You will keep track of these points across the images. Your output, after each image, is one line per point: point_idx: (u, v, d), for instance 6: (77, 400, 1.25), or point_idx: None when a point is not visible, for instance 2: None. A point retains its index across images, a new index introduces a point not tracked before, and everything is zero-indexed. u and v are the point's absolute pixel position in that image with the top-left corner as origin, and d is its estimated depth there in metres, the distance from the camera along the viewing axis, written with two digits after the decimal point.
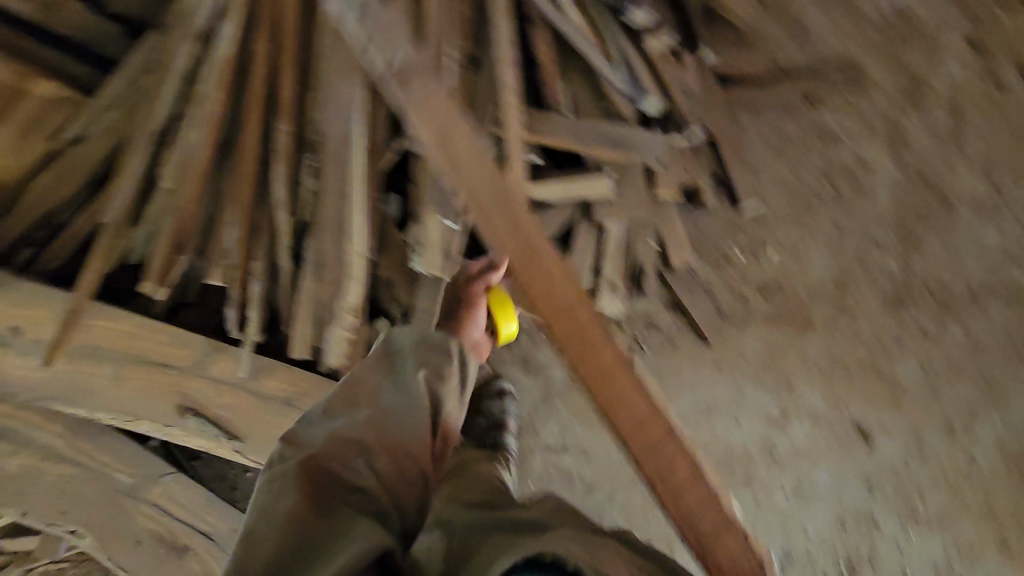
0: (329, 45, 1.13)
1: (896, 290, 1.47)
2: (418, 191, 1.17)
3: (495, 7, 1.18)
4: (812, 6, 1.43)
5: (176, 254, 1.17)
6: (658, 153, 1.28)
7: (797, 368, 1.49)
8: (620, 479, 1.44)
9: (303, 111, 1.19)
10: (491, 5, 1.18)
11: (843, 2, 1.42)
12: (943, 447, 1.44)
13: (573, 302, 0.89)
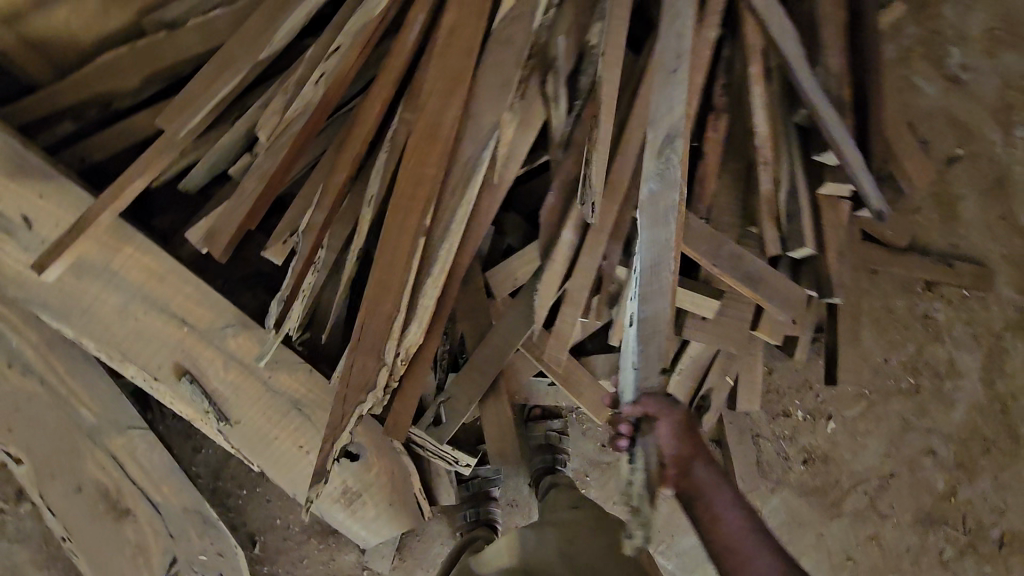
0: (499, 54, 0.96)
1: (931, 510, 1.42)
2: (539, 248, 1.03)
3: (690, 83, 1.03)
4: (968, 200, 1.47)
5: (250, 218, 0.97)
6: (792, 307, 1.12)
7: (812, 547, 1.38)
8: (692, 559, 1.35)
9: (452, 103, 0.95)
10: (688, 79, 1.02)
11: (1002, 211, 1.47)
12: None
13: (381, 288, 0.92)
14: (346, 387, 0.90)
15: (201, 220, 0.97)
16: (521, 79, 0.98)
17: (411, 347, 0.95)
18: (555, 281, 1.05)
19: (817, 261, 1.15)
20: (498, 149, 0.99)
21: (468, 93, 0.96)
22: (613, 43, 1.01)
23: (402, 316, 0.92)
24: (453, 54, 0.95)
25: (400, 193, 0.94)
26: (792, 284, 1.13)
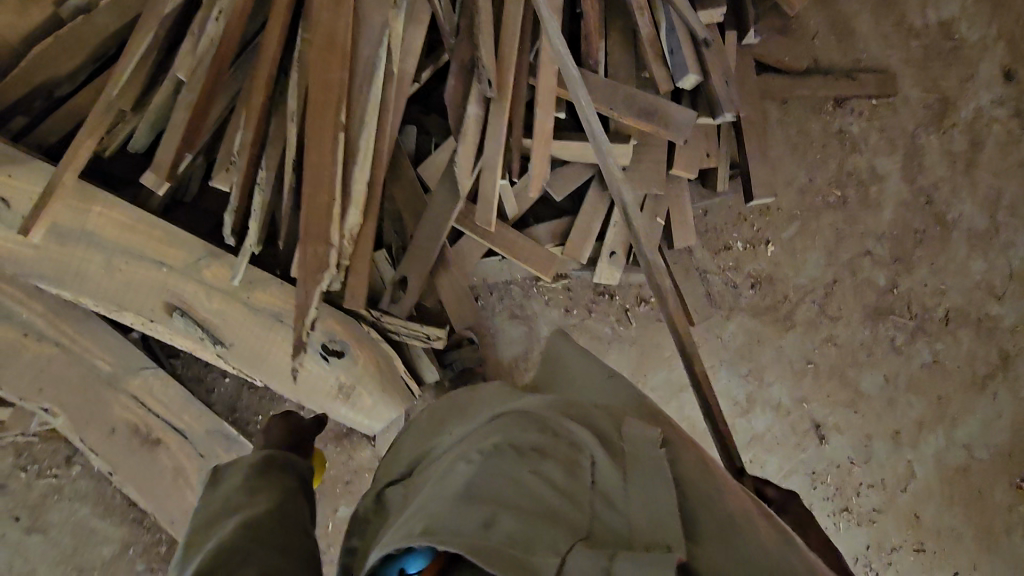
0: None
1: (877, 304, 1.55)
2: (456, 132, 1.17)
3: None
4: (861, 15, 1.55)
5: (186, 151, 1.09)
6: (686, 135, 1.24)
7: (772, 361, 1.52)
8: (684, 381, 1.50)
9: (343, 10, 1.05)
10: None
11: (895, 18, 1.56)
12: (888, 452, 1.54)
13: (315, 181, 1.05)
14: (311, 268, 1.05)
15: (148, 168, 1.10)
16: None
17: (353, 230, 1.10)
18: (473, 153, 1.16)
19: (706, 90, 1.27)
20: (393, 46, 1.10)
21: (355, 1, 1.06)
22: None
23: (339, 203, 1.06)
24: None
25: (314, 96, 1.06)
26: (682, 109, 1.25)
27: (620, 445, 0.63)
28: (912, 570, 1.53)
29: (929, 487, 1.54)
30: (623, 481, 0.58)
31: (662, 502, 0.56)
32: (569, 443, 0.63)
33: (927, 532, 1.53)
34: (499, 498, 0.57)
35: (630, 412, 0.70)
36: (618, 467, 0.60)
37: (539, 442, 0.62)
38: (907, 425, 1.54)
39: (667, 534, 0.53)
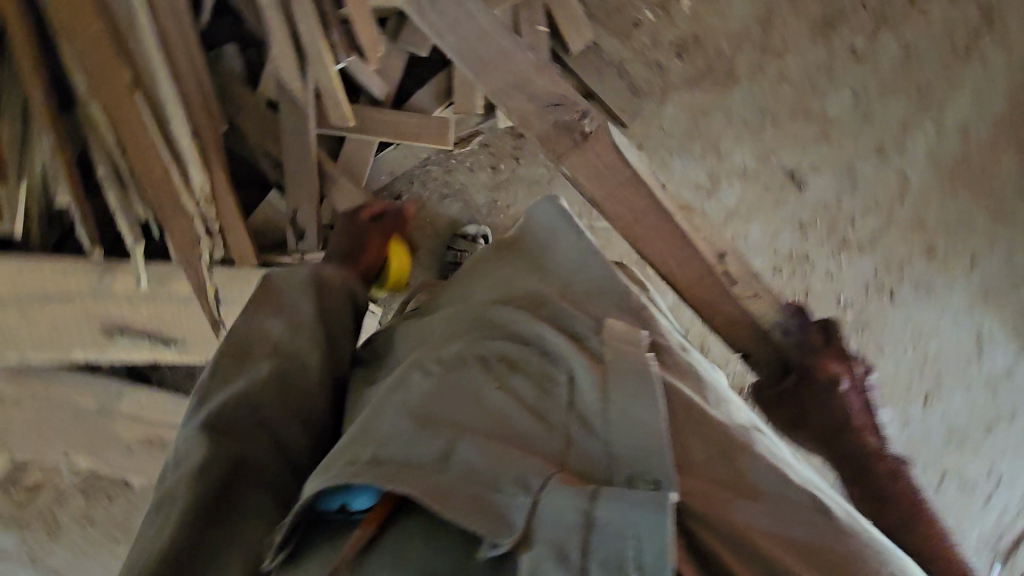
0: None
1: (826, 13, 1.32)
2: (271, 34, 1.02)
3: None
4: None
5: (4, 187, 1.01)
6: None
7: (724, 128, 1.38)
8: None
9: None
10: None
11: None
12: (874, 170, 1.42)
13: (142, 161, 0.97)
14: (186, 247, 1.03)
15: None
16: None
17: (203, 189, 1.05)
18: (291, 51, 1.02)
19: None
20: None
21: None
22: None
23: (176, 171, 1.00)
24: None
25: (86, 63, 0.90)
26: None
27: (600, 348, 0.56)
28: (928, 275, 1.48)
29: (929, 187, 1.43)
30: (601, 394, 0.51)
31: (645, 417, 0.49)
32: (544, 354, 0.57)
33: (936, 232, 1.45)
34: (458, 424, 0.50)
35: (603, 298, 0.64)
36: (597, 379, 0.52)
37: (507, 352, 0.57)
38: (890, 132, 1.40)
39: (645, 446, 0.47)
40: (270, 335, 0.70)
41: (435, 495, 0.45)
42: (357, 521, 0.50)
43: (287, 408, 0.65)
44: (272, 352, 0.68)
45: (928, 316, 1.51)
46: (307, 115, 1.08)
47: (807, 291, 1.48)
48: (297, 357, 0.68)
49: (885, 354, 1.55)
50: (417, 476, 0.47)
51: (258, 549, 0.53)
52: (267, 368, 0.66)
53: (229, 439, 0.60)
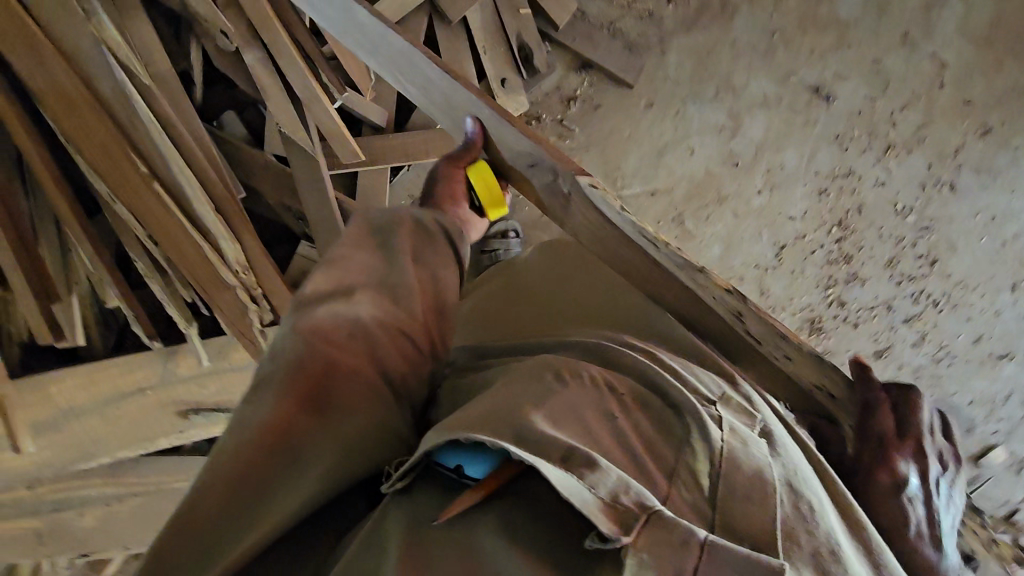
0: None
1: None
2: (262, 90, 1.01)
3: None
4: None
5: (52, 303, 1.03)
6: None
7: (733, 60, 1.31)
8: (659, 142, 1.33)
9: (51, 66, 0.90)
10: None
11: None
12: (903, 62, 1.32)
13: (173, 245, 1.00)
14: (234, 316, 1.04)
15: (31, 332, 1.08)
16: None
17: (237, 257, 1.03)
18: (286, 101, 1.02)
19: None
20: (122, 55, 0.93)
21: (57, 46, 0.90)
22: None
23: (207, 245, 1.01)
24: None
25: (103, 168, 0.95)
26: None
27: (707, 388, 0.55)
28: (987, 156, 1.38)
29: (966, 65, 1.33)
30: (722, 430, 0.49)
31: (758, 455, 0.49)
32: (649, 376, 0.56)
33: (985, 109, 1.35)
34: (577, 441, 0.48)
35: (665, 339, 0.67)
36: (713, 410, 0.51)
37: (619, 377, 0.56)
38: (911, 18, 1.30)
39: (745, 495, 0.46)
40: (385, 264, 0.61)
41: (595, 482, 0.42)
42: (468, 486, 0.48)
43: (403, 367, 0.56)
44: (387, 297, 0.58)
45: (999, 199, 1.40)
46: (319, 159, 1.06)
47: (859, 206, 1.39)
48: (412, 314, 0.59)
49: (960, 251, 1.42)
50: (576, 462, 0.44)
51: (330, 480, 0.49)
52: (383, 311, 0.57)
53: (327, 350, 0.52)
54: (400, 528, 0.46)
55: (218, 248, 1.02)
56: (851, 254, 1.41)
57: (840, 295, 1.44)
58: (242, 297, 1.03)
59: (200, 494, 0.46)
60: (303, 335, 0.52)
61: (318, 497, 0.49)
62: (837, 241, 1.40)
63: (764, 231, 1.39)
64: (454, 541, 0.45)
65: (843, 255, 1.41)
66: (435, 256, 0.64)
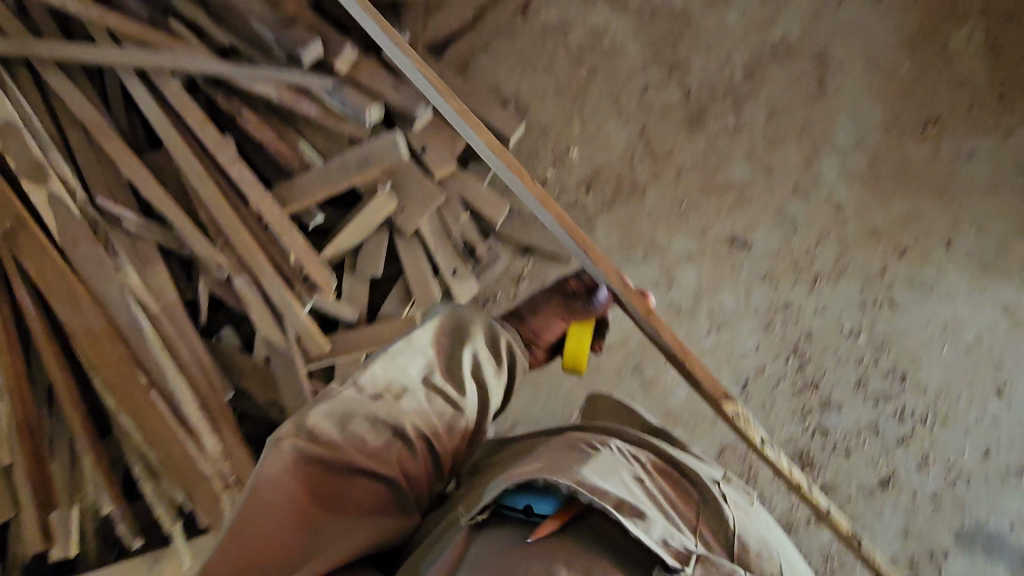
0: (77, 253, 1.16)
1: (687, 113, 1.57)
2: (249, 306, 1.23)
3: (198, 128, 1.23)
4: None
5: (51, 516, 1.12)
6: (409, 143, 1.35)
7: (653, 226, 1.53)
8: None
9: (83, 310, 1.13)
10: (193, 130, 1.22)
11: None
12: (804, 206, 1.52)
13: (164, 446, 1.13)
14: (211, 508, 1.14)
15: (28, 554, 1.15)
16: (108, 251, 1.17)
17: (217, 452, 1.17)
18: (266, 313, 1.23)
19: (392, 110, 1.31)
20: (139, 295, 1.17)
21: (90, 294, 1.15)
22: (134, 173, 1.21)
23: (191, 445, 1.14)
24: (47, 284, 1.13)
25: (111, 386, 1.13)
26: (383, 136, 1.28)
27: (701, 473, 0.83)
28: (913, 273, 1.48)
29: (860, 201, 1.52)
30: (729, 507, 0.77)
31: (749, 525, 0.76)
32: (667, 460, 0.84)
33: (893, 234, 1.50)
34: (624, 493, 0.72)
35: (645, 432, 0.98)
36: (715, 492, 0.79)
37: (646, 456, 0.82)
38: (798, 172, 1.53)
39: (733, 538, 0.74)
40: (430, 373, 0.80)
41: (646, 527, 0.67)
42: (537, 521, 0.69)
43: (433, 456, 0.76)
44: (443, 395, 0.79)
45: (941, 309, 1.46)
46: (295, 357, 1.24)
47: (807, 333, 1.46)
48: (450, 417, 0.78)
49: (926, 363, 1.44)
50: (626, 509, 0.68)
51: (346, 553, 0.66)
52: (421, 418, 0.75)
53: (363, 457, 0.70)
54: (491, 551, 0.67)
55: (199, 447, 1.15)
56: (816, 380, 1.45)
57: (818, 423, 1.43)
58: (218, 489, 1.14)
59: (241, 566, 0.62)
60: (307, 451, 0.67)
61: (345, 560, 0.66)
62: (797, 370, 1.45)
63: (722, 368, 1.46)
64: (543, 555, 0.65)
65: (808, 382, 1.44)
66: (489, 376, 0.85)
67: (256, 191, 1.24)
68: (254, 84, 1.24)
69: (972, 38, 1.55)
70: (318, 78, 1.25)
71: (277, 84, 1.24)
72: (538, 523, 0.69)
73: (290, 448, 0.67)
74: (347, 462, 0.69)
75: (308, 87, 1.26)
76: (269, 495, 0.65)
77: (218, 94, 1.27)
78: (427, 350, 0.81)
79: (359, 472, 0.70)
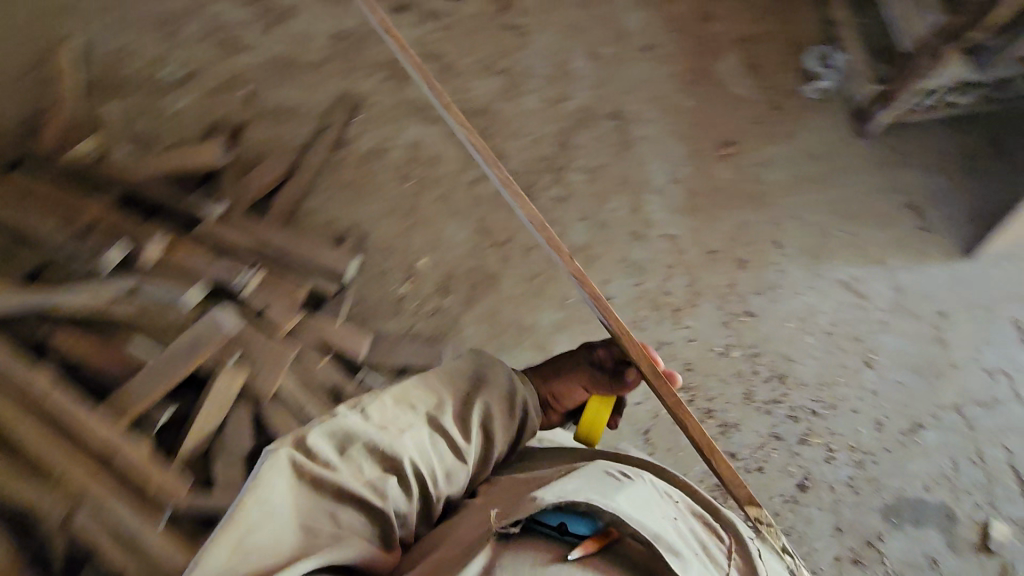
0: None
1: (517, 194, 1.65)
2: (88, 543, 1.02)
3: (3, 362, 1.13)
4: (285, 92, 1.71)
5: None
6: (244, 308, 1.32)
7: (518, 308, 1.56)
8: None
9: None
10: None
11: (304, 70, 1.74)
12: (647, 248, 1.61)
13: None
14: None
15: None
16: None
17: None
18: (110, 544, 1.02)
19: (214, 285, 1.31)
20: None
21: None
22: None
23: None
24: None
25: None
26: (208, 318, 1.26)
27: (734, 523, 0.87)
28: (758, 279, 1.59)
29: (691, 230, 1.63)
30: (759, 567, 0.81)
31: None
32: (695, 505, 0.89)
33: (729, 251, 1.62)
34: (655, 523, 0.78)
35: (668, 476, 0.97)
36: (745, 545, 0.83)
37: (673, 498, 0.87)
38: (629, 221, 1.64)
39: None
40: (433, 417, 0.90)
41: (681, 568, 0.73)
42: (569, 540, 0.77)
43: (421, 494, 0.85)
44: (449, 437, 0.89)
45: (792, 304, 1.57)
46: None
47: (687, 365, 1.51)
48: (450, 460, 0.88)
49: (798, 358, 1.53)
50: (665, 545, 0.75)
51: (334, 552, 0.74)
52: (419, 455, 0.85)
53: (387, 463, 0.82)
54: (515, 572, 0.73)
55: None
56: (710, 408, 1.48)
57: (726, 449, 1.45)
58: None
59: (224, 549, 0.68)
60: (301, 464, 0.76)
61: (328, 560, 0.74)
62: (689, 404, 1.48)
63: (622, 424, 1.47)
64: (581, 571, 0.74)
65: (703, 413, 1.48)
66: (496, 426, 0.95)
67: (81, 408, 1.13)
68: (57, 305, 1.20)
69: (734, 66, 1.80)
70: (127, 280, 1.26)
71: (83, 297, 1.21)
72: (576, 540, 0.77)
73: (288, 452, 0.75)
74: (337, 485, 0.77)
75: (119, 290, 1.24)
76: (264, 492, 0.72)
77: (21, 326, 1.21)
78: (442, 395, 0.93)
79: (348, 497, 0.78)
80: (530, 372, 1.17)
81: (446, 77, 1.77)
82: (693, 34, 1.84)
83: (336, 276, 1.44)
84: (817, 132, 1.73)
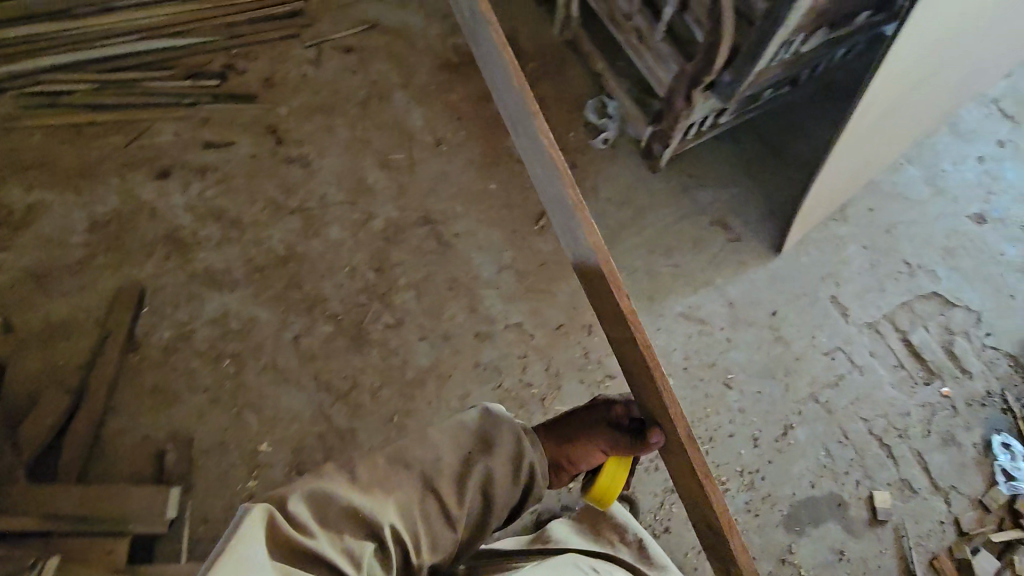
0: None
1: (347, 336, 1.55)
2: None
3: None
4: (51, 309, 1.50)
5: None
6: None
7: None
8: None
9: None
10: None
11: (70, 277, 1.54)
12: (494, 347, 1.58)
13: None
14: None
15: None
16: None
17: None
18: None
19: None
20: None
21: None
22: None
23: None
24: None
25: None
26: None
27: None
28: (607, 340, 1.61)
29: (531, 313, 1.62)
30: None
31: None
32: None
33: (573, 321, 1.62)
34: None
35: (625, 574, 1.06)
36: None
37: None
38: (469, 324, 1.60)
39: None
40: (427, 482, 0.79)
41: None
42: None
43: (401, 564, 0.75)
44: (438, 501, 0.79)
45: None
46: None
47: None
48: (434, 529, 0.78)
49: None
50: None
51: None
52: (403, 517, 0.76)
53: (357, 523, 0.71)
54: None
55: None
56: None
57: None
58: None
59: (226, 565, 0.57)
60: (279, 526, 0.65)
61: None
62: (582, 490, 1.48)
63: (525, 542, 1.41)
64: None
65: None
66: (498, 493, 0.83)
67: None
68: None
69: None
70: None
71: None
72: None
73: (265, 508, 0.65)
74: (313, 550, 0.66)
75: None
76: (241, 547, 0.59)
77: None
78: (440, 458, 0.81)
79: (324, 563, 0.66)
80: (541, 433, 1.01)
81: (236, 234, 1.64)
82: (477, 117, 1.86)
83: (158, 520, 1.25)
84: (615, 180, 1.81)
